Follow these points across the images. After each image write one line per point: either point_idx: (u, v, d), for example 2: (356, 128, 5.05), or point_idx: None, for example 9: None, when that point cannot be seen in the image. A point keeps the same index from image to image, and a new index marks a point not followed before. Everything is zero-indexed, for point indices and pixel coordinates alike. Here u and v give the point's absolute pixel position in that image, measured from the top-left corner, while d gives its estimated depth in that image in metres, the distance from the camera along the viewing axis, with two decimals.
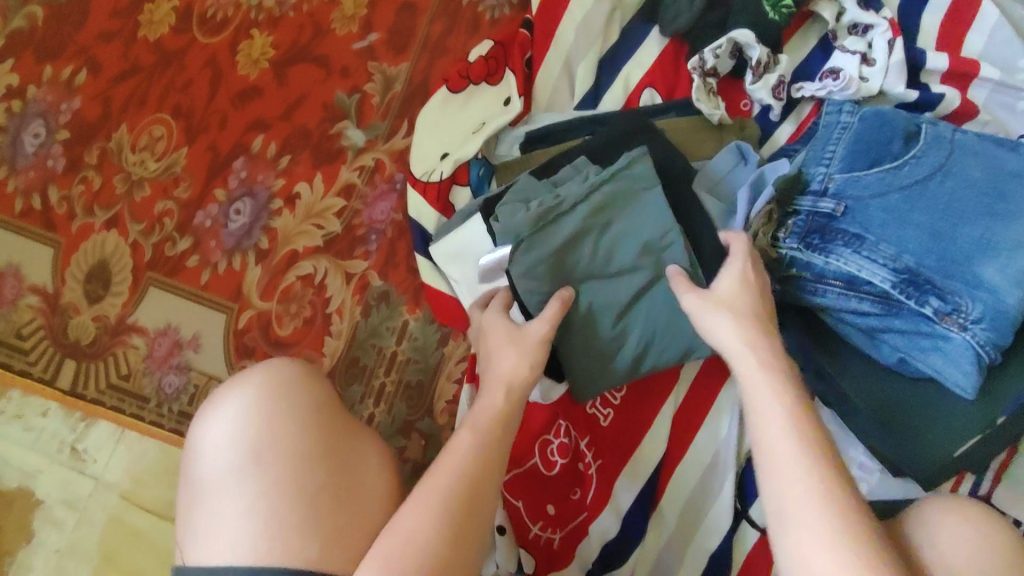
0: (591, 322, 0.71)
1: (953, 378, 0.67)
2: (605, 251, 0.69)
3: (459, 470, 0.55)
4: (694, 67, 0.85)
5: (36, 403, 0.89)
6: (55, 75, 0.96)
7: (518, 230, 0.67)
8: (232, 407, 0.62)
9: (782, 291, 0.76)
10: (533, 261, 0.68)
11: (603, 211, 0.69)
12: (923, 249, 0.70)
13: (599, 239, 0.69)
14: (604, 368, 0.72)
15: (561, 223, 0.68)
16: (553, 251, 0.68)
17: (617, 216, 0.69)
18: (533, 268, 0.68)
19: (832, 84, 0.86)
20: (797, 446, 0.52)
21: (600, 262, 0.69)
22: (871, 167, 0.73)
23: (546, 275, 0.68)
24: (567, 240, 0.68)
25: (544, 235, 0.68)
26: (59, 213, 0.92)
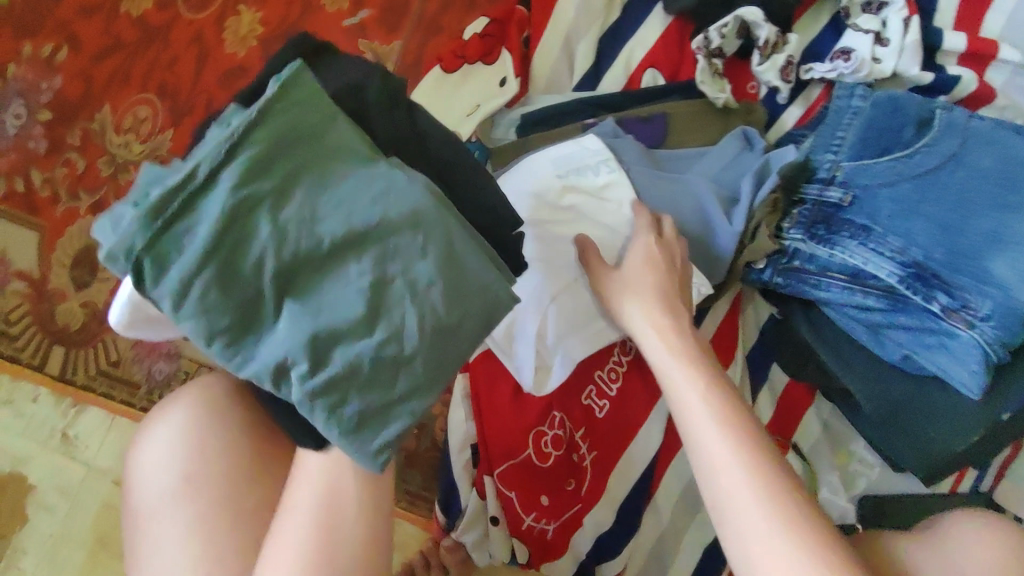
0: (371, 314, 0.45)
1: (959, 377, 0.64)
2: (319, 207, 0.45)
3: (308, 523, 0.53)
4: (699, 47, 0.81)
5: (26, 388, 0.87)
6: (35, 53, 0.92)
7: (129, 234, 0.43)
8: (164, 430, 0.61)
9: (784, 283, 0.73)
10: (176, 280, 0.43)
11: (245, 177, 0.44)
12: (932, 242, 0.67)
13: (284, 207, 0.45)
14: (401, 388, 0.46)
15: (193, 209, 0.44)
16: (200, 257, 0.43)
17: (308, 164, 0.46)
18: (184, 294, 0.43)
19: (843, 66, 0.82)
20: (733, 455, 0.54)
21: (269, 251, 0.44)
22: (880, 155, 0.70)
23: (212, 304, 0.44)
24: (212, 234, 0.43)
25: (182, 242, 0.43)
26: (43, 196, 0.89)
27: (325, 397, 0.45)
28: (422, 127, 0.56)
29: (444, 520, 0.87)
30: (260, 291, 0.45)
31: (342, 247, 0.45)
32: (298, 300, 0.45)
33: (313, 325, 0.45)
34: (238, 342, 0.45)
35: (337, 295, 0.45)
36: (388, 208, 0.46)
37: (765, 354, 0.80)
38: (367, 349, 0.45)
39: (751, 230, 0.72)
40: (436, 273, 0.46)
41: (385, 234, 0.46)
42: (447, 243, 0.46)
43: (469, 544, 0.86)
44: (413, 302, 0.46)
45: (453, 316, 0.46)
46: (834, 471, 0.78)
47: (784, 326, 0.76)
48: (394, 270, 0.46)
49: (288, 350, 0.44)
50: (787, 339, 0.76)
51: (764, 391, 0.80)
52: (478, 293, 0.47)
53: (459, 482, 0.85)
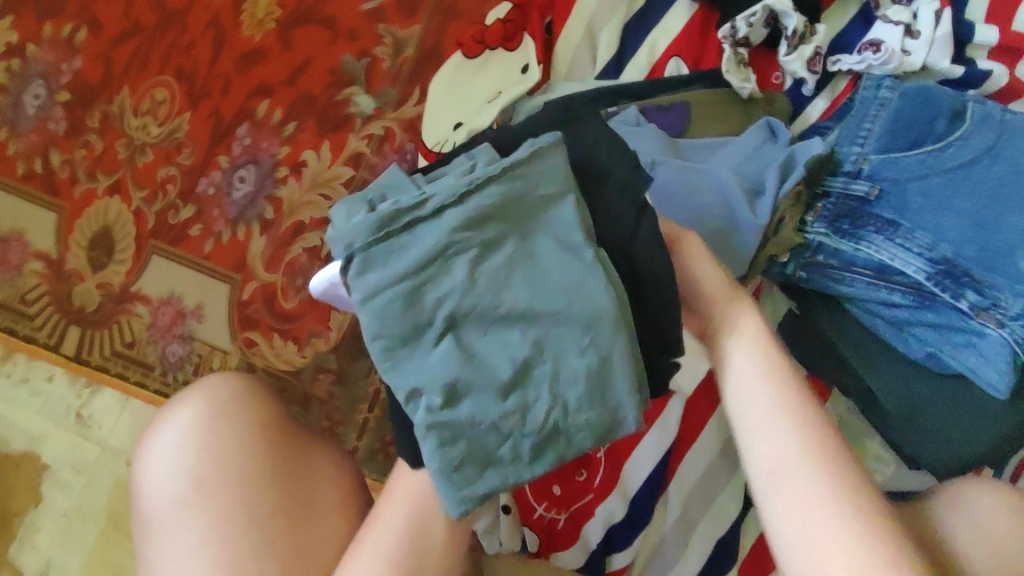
0: (512, 383, 0.44)
1: (986, 376, 0.63)
2: (499, 267, 0.44)
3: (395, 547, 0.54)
4: (725, 36, 0.80)
5: (41, 367, 0.88)
6: (55, 35, 0.93)
7: (348, 229, 0.45)
8: (172, 434, 0.61)
9: (807, 278, 0.71)
10: (370, 283, 0.44)
11: (466, 218, 0.44)
12: (964, 238, 0.65)
13: (486, 258, 0.44)
14: (500, 454, 0.45)
15: (407, 231, 0.45)
16: (401, 271, 0.44)
17: (540, 234, 0.46)
18: (371, 291, 0.44)
19: (872, 58, 0.80)
20: (822, 478, 0.48)
21: (448, 296, 0.44)
22: (911, 148, 0.69)
23: (388, 311, 0.44)
24: (415, 257, 0.44)
25: (392, 253, 0.44)
26: (61, 177, 0.90)
27: (437, 433, 0.44)
28: (618, 211, 0.50)
29: None
30: (425, 322, 0.44)
31: (512, 317, 0.44)
32: (456, 339, 0.44)
33: (462, 368, 0.44)
34: (393, 351, 0.44)
35: (494, 351, 0.44)
36: (597, 322, 0.44)
37: None
38: (489, 416, 0.44)
39: (775, 223, 0.70)
40: (583, 371, 0.44)
41: (557, 320, 0.44)
42: (604, 355, 0.44)
43: (478, 530, 0.84)
44: (549, 390, 0.44)
45: (576, 418, 0.45)
46: None
47: (802, 322, 0.74)
48: (546, 359, 0.44)
49: (421, 383, 0.44)
50: (805, 335, 0.73)
51: None
52: (605, 401, 0.45)
53: None
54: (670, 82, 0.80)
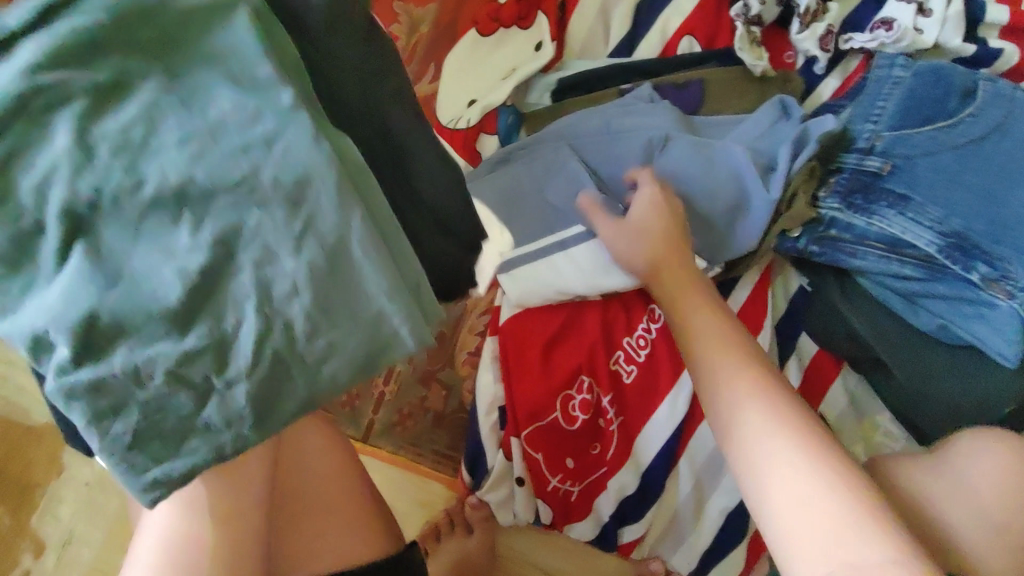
0: (189, 309, 0.37)
1: (996, 345, 0.64)
2: (160, 115, 0.37)
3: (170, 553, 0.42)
4: (738, 14, 0.80)
5: None
6: None
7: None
8: None
9: (819, 252, 0.71)
10: None
11: (49, 56, 0.35)
12: (973, 212, 0.67)
13: (103, 121, 0.36)
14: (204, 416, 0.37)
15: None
16: (82, 177, 0.35)
17: (198, 67, 0.38)
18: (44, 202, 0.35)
19: (885, 35, 0.81)
20: (803, 460, 0.48)
21: (62, 169, 0.35)
22: (923, 125, 0.70)
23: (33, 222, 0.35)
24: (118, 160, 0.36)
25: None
26: None
27: (90, 397, 0.36)
28: (346, 84, 0.44)
29: (471, 479, 0.88)
30: (32, 226, 0.35)
31: (166, 200, 0.36)
32: (88, 249, 0.36)
33: (105, 291, 0.35)
34: (1, 286, 0.36)
35: (141, 258, 0.36)
36: (266, 162, 0.37)
37: (790, 325, 0.81)
38: (163, 359, 0.36)
39: (788, 199, 0.71)
40: (303, 275, 0.38)
41: (245, 202, 0.37)
42: (336, 244, 0.38)
43: (493, 502, 0.88)
44: (258, 307, 0.37)
45: (313, 346, 0.38)
46: (856, 444, 0.80)
47: (815, 297, 0.76)
48: (251, 252, 0.37)
49: (51, 322, 0.35)
50: (817, 308, 0.75)
51: (791, 361, 0.82)
52: (353, 320, 0.39)
53: (484, 444, 0.85)
54: (671, 61, 0.81)
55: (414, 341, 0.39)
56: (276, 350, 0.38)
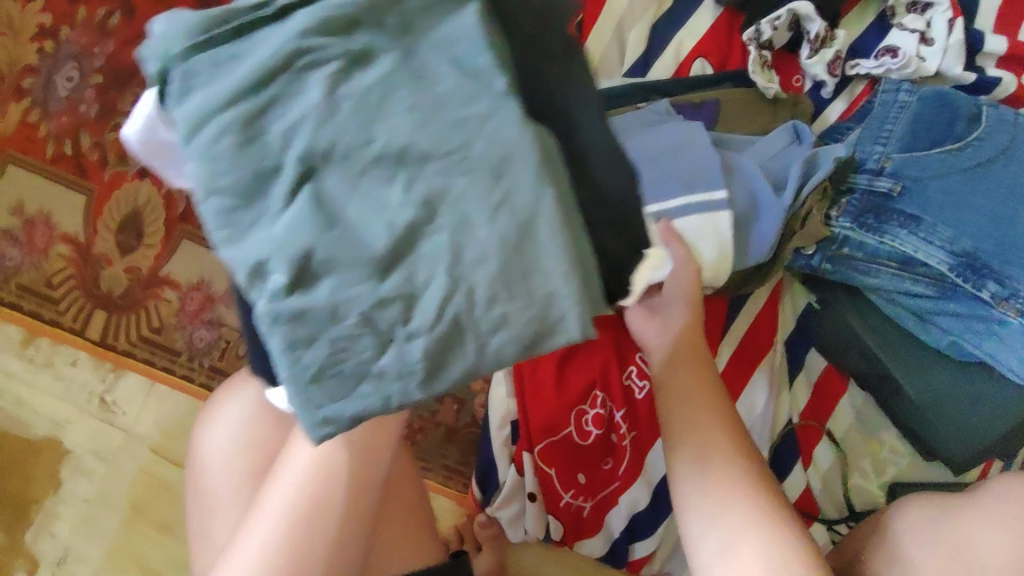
0: (390, 259, 0.35)
1: (1006, 362, 0.67)
2: (393, 86, 0.35)
3: (289, 511, 0.49)
4: (750, 39, 0.83)
5: (66, 352, 0.87)
6: (89, 16, 0.92)
7: (172, 37, 0.37)
8: (235, 407, 0.64)
9: (832, 270, 0.74)
10: (195, 106, 0.36)
11: (315, 21, 0.36)
12: (982, 234, 0.69)
13: (353, 79, 0.35)
14: (380, 363, 0.35)
15: (248, 37, 0.37)
16: (299, 121, 0.35)
17: (426, 49, 0.36)
18: (200, 127, 0.36)
19: (890, 62, 0.84)
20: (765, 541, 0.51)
21: (307, 116, 0.35)
22: (931, 148, 0.72)
23: (227, 154, 0.35)
24: (350, 100, 0.35)
25: (220, 69, 0.36)
26: (91, 159, 0.90)
27: (292, 324, 0.35)
28: (547, 62, 0.40)
29: (481, 495, 0.87)
30: (272, 167, 0.35)
31: (384, 158, 0.35)
32: (317, 194, 0.35)
33: (314, 232, 0.34)
34: (234, 214, 0.35)
35: (356, 207, 0.35)
36: (480, 136, 0.34)
37: (800, 343, 0.82)
38: (361, 302, 0.35)
39: (802, 215, 0.72)
40: (496, 246, 0.34)
41: (455, 168, 0.34)
42: (531, 218, 0.34)
43: (504, 519, 0.87)
44: (449, 268, 0.34)
45: (491, 315, 0.34)
46: (864, 458, 0.81)
47: (826, 314, 0.77)
48: (449, 217, 0.34)
49: (276, 248, 0.34)
50: (829, 324, 0.77)
51: (800, 378, 0.83)
52: (527, 296, 0.34)
53: (497, 457, 0.85)
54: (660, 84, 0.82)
55: (580, 327, 0.35)
56: (459, 315, 0.34)
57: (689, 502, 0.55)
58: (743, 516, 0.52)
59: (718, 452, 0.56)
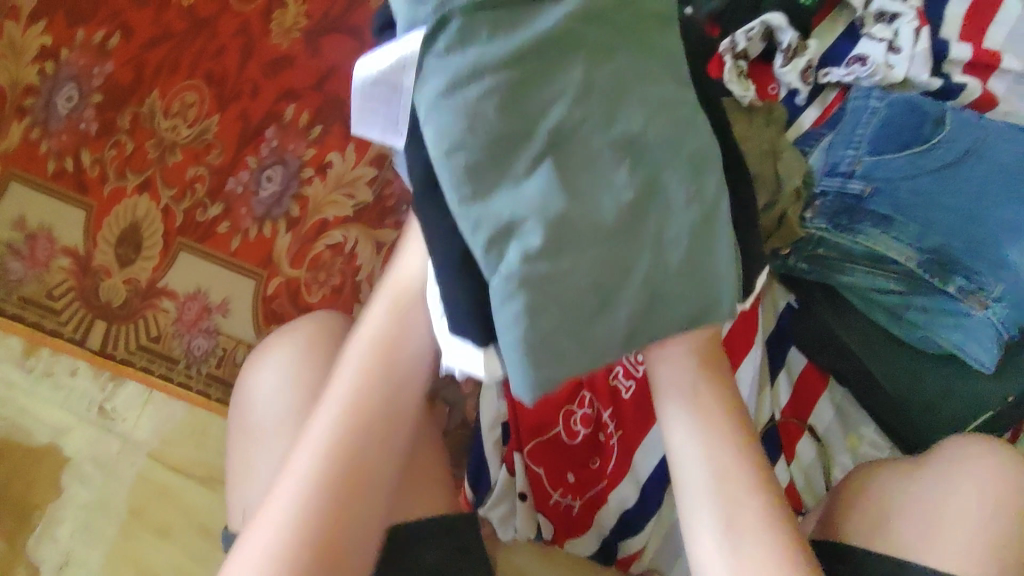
0: (611, 226, 0.44)
1: (974, 352, 0.70)
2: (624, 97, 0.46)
3: (352, 425, 0.57)
4: (726, 49, 0.86)
5: (66, 362, 0.90)
6: (87, 39, 0.96)
7: (449, 9, 0.45)
8: (277, 355, 0.68)
9: (808, 270, 0.77)
10: (462, 71, 0.44)
11: (581, 14, 0.46)
12: (950, 231, 0.71)
13: (594, 79, 0.45)
14: (592, 315, 0.44)
15: (517, 22, 0.45)
16: (549, 118, 0.45)
17: (652, 57, 0.48)
18: (458, 91, 0.44)
19: (860, 70, 0.87)
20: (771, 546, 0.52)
21: (559, 106, 0.45)
22: (899, 150, 0.75)
23: (481, 117, 0.44)
24: (587, 105, 0.45)
25: (485, 48, 0.44)
26: (91, 175, 0.92)
27: (530, 272, 0.42)
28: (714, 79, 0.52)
29: (473, 495, 0.88)
30: (521, 137, 0.44)
31: (614, 153, 0.45)
32: (555, 167, 0.44)
33: (564, 202, 0.44)
34: (478, 174, 0.44)
35: (587, 182, 0.45)
36: (681, 152, 0.46)
37: (780, 342, 0.84)
38: (592, 263, 0.44)
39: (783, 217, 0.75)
40: (688, 230, 0.46)
41: (661, 165, 0.46)
42: (710, 208, 0.47)
43: (494, 520, 0.87)
44: (655, 241, 0.45)
45: (675, 281, 0.46)
46: (846, 453, 0.83)
47: (804, 313, 0.80)
48: (643, 188, 0.45)
49: (532, 212, 0.43)
50: (807, 322, 0.79)
51: (781, 374, 0.84)
52: (699, 283, 0.46)
53: (487, 457, 0.87)
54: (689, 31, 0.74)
55: (729, 307, 0.47)
56: (655, 282, 0.45)
57: (697, 503, 0.55)
58: (752, 519, 0.54)
59: (721, 452, 0.56)
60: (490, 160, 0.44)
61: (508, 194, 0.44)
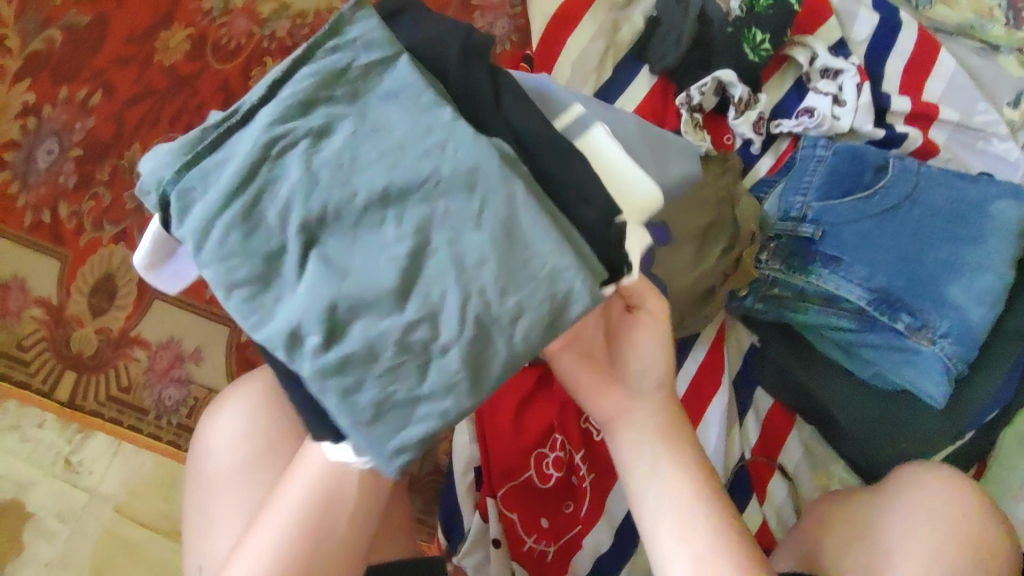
0: (403, 289, 0.36)
1: (927, 389, 0.73)
2: (357, 142, 0.38)
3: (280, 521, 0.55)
4: (682, 102, 0.91)
5: (33, 415, 0.89)
6: (70, 96, 0.96)
7: (167, 168, 0.40)
8: (231, 415, 0.66)
9: (765, 309, 0.81)
10: (196, 221, 0.37)
11: (279, 78, 0.40)
12: (894, 271, 0.76)
13: (320, 150, 0.37)
14: (429, 384, 0.36)
15: (226, 144, 0.39)
16: (305, 192, 0.37)
17: (374, 96, 0.39)
18: (205, 232, 0.37)
19: (808, 121, 0.93)
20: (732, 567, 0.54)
21: (295, 193, 0.37)
22: (845, 196, 0.79)
23: (230, 242, 0.37)
24: (329, 159, 0.37)
25: (209, 177, 0.38)
26: (68, 227, 0.92)
27: (338, 377, 0.36)
28: (478, 80, 0.44)
29: (447, 544, 0.86)
30: (277, 247, 0.37)
31: (376, 205, 0.37)
32: (322, 256, 0.37)
33: (335, 286, 0.36)
34: (257, 300, 0.37)
35: (362, 253, 0.37)
36: (444, 160, 0.37)
37: (748, 380, 0.86)
38: (392, 333, 0.36)
39: (732, 258, 0.79)
40: (489, 245, 0.36)
41: (435, 193, 0.37)
42: (509, 212, 0.36)
43: (469, 568, 0.84)
44: (457, 280, 0.36)
45: (506, 306, 0.36)
46: (815, 491, 0.82)
47: (766, 351, 0.83)
48: (442, 233, 0.36)
49: (305, 312, 0.36)
50: (768, 359, 0.83)
51: (749, 414, 0.85)
52: (531, 282, 0.36)
53: (461, 505, 0.86)
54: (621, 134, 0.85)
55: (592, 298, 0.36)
56: (478, 317, 0.36)
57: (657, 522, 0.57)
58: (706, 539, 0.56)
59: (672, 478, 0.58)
60: (261, 288, 0.37)
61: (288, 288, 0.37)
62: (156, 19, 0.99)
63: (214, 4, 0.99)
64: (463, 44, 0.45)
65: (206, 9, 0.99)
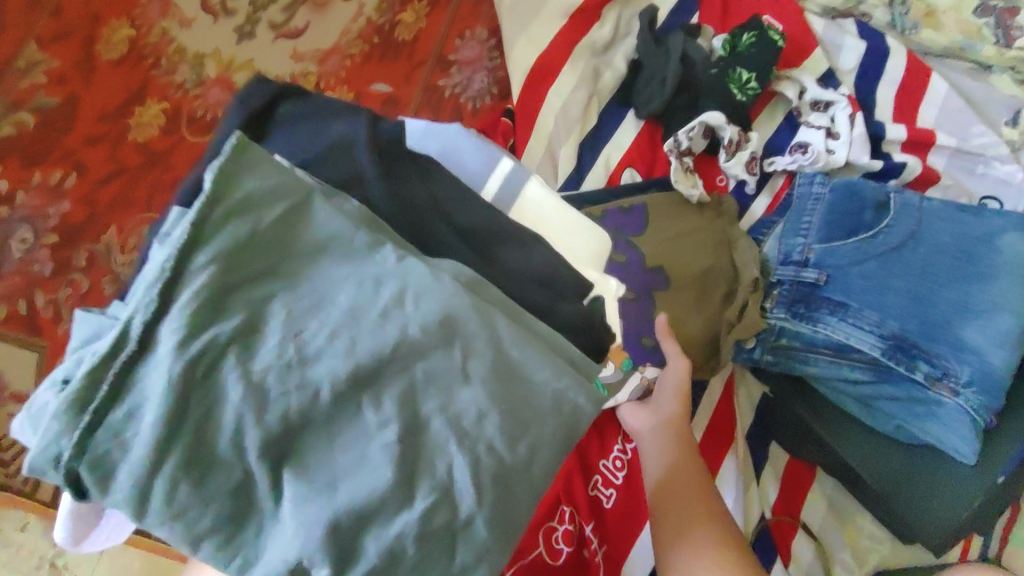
0: (402, 478, 0.34)
1: (952, 443, 0.69)
2: (299, 322, 0.34)
3: None
4: (670, 149, 0.87)
5: (14, 517, 0.85)
6: (44, 180, 0.93)
7: (54, 439, 0.32)
8: None
9: (774, 360, 0.77)
10: (128, 484, 0.32)
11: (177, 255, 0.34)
12: (906, 315, 0.72)
13: (255, 353, 0.34)
14: (460, 562, 0.34)
15: (130, 383, 0.33)
16: (258, 399, 0.33)
17: (317, 260, 0.36)
18: (144, 498, 0.32)
19: (802, 158, 0.90)
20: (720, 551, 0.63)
21: (244, 412, 0.33)
22: (847, 237, 0.76)
23: (186, 497, 0.32)
24: (280, 355, 0.34)
25: (124, 436, 0.32)
26: (45, 317, 0.90)
27: None
28: (413, 194, 0.43)
29: None
30: (243, 475, 0.33)
31: (347, 394, 0.34)
32: (296, 474, 0.33)
33: (326, 506, 0.33)
34: (233, 542, 0.33)
35: (344, 453, 0.34)
36: (409, 319, 0.35)
37: (760, 436, 0.83)
38: (407, 526, 0.34)
39: (736, 311, 0.74)
40: (484, 398, 0.35)
41: (409, 358, 0.35)
42: (494, 352, 0.36)
43: None
44: (460, 444, 0.35)
45: (519, 453, 0.36)
46: (844, 548, 0.78)
47: (777, 403, 0.80)
48: (432, 400, 0.35)
49: (303, 548, 0.32)
50: (778, 410, 0.80)
51: (765, 473, 0.81)
52: (539, 414, 0.37)
53: None
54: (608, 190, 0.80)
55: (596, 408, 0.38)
56: (493, 477, 0.35)
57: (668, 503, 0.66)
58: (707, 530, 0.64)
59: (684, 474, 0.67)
60: (238, 532, 0.33)
61: (274, 527, 0.33)
62: (127, 97, 0.97)
63: (187, 77, 0.98)
64: (377, 150, 0.43)
65: (179, 83, 0.98)
